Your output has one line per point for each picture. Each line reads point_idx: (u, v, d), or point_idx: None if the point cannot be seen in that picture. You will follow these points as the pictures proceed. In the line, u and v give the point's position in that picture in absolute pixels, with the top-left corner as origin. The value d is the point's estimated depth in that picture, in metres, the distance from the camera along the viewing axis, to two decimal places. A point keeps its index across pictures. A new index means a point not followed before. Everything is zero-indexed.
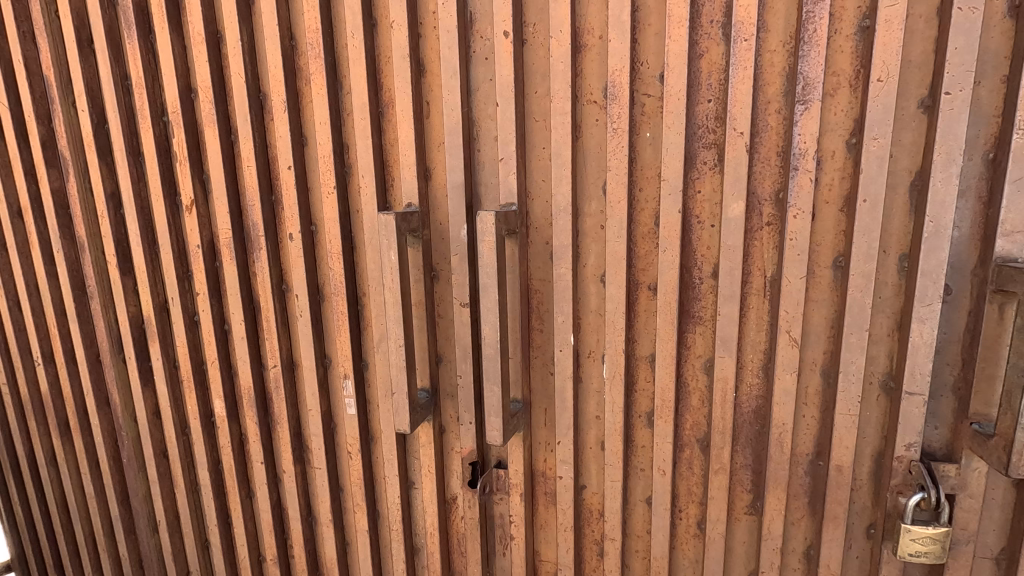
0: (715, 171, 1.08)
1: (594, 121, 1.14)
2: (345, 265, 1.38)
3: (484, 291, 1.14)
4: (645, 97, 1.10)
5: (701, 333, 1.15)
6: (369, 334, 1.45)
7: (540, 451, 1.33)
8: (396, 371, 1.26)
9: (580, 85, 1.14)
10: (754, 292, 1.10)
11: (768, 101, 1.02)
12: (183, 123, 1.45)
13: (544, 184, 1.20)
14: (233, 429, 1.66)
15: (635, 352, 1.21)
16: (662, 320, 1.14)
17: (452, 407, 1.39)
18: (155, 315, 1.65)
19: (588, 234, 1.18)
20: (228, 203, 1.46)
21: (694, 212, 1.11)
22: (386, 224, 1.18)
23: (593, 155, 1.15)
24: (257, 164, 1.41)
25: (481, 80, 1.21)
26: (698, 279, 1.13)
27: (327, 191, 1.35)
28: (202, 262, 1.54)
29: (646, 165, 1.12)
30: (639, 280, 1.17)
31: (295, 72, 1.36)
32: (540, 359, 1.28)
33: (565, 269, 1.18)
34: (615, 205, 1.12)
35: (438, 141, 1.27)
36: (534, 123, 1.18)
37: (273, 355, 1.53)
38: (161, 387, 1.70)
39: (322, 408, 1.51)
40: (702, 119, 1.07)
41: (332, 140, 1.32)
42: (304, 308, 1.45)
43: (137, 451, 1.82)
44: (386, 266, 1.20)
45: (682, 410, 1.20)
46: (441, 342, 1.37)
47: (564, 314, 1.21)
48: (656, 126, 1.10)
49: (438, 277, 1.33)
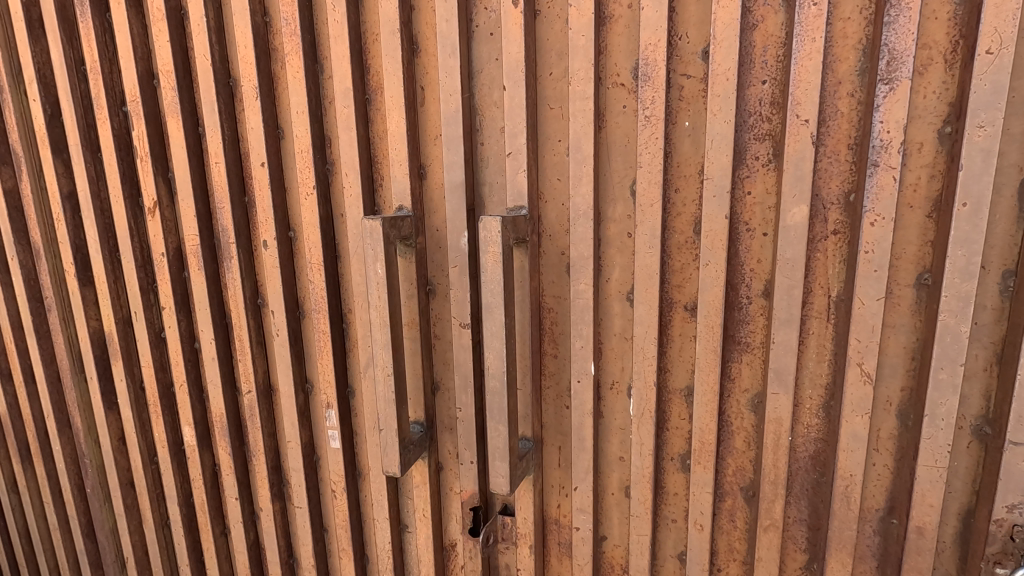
0: (770, 168, 0.89)
1: (621, 108, 0.95)
2: (328, 278, 1.20)
3: (487, 312, 0.95)
4: (683, 78, 0.91)
5: (748, 364, 0.96)
6: (355, 356, 1.26)
7: (553, 496, 1.14)
8: (385, 405, 1.07)
9: (604, 64, 0.94)
10: (815, 315, 0.91)
11: (838, 83, 0.83)
12: (143, 113, 1.27)
13: (559, 184, 1.01)
14: (206, 460, 1.47)
15: (668, 383, 1.02)
16: (701, 348, 0.96)
17: (451, 443, 1.20)
18: (118, 331, 1.47)
19: (612, 243, 0.99)
20: (196, 206, 1.28)
21: (742, 218, 0.91)
22: (372, 231, 1.00)
23: (619, 149, 0.96)
24: (227, 160, 1.22)
25: (486, 60, 1.02)
26: (746, 299, 0.94)
27: (306, 192, 1.16)
28: (167, 273, 1.35)
29: (683, 162, 0.93)
30: (673, 300, 0.98)
31: (268, 53, 1.17)
32: (554, 390, 1.09)
33: (584, 285, 0.99)
34: (647, 210, 0.93)
35: (433, 132, 1.08)
36: (548, 111, 0.99)
37: (247, 379, 1.35)
38: (126, 411, 1.52)
39: (303, 439, 1.32)
40: (755, 105, 0.87)
41: (311, 132, 1.13)
42: (281, 326, 1.26)
43: (102, 480, 1.64)
44: (372, 281, 1.02)
45: (723, 453, 1.01)
46: (438, 368, 1.17)
47: (583, 339, 1.02)
48: (697, 114, 0.91)
49: (434, 292, 1.14)
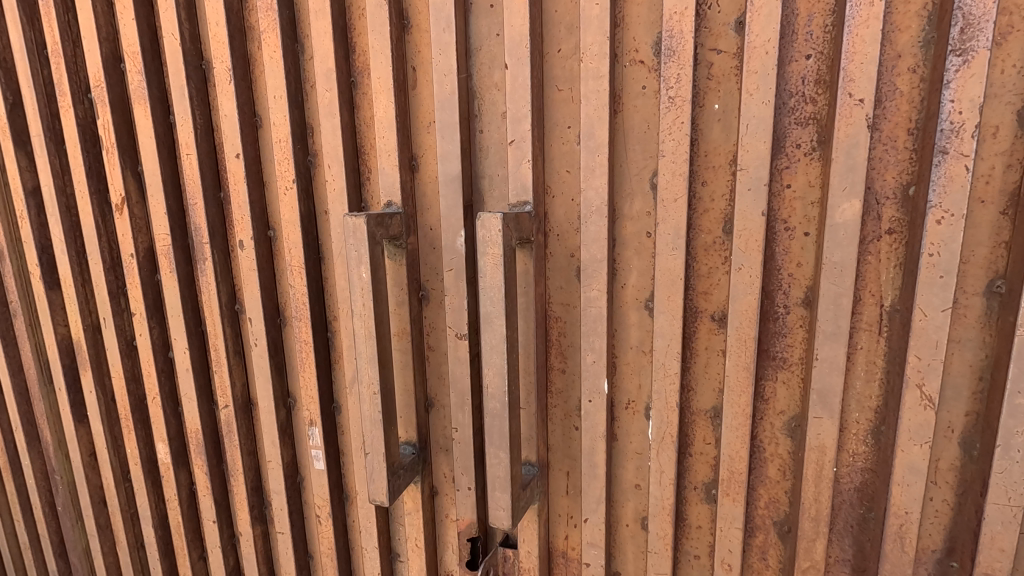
0: (814, 157, 0.77)
1: (640, 89, 0.83)
2: (310, 282, 1.08)
3: (486, 323, 0.83)
4: (713, 53, 0.78)
5: (785, 383, 0.84)
6: (340, 369, 1.14)
7: (560, 526, 1.02)
8: (371, 426, 0.96)
9: (621, 39, 0.82)
10: (864, 327, 0.79)
11: (897, 56, 0.72)
12: (107, 100, 1.15)
13: (569, 177, 0.88)
14: (181, 478, 1.35)
15: (691, 403, 0.90)
16: (731, 365, 0.83)
17: (447, 465, 1.08)
18: (86, 339, 1.35)
19: (628, 244, 0.87)
20: (166, 202, 1.16)
21: (780, 215, 0.79)
22: (356, 229, 0.88)
23: (637, 136, 0.84)
24: (199, 152, 1.11)
25: (485, 36, 0.90)
26: (783, 308, 0.82)
27: (285, 187, 1.05)
28: (137, 275, 1.24)
29: (712, 150, 0.80)
30: (698, 309, 0.86)
31: (244, 31, 1.05)
32: (562, 409, 0.97)
33: (597, 292, 0.87)
34: (670, 205, 0.81)
35: (427, 119, 0.96)
36: (556, 93, 0.87)
37: (223, 392, 1.23)
38: (96, 424, 1.40)
39: (285, 458, 1.20)
40: (797, 83, 0.75)
41: (290, 119, 1.02)
42: (259, 335, 1.14)
43: (74, 498, 1.53)
44: (356, 286, 0.90)
45: (754, 483, 0.89)
46: (432, 383, 1.05)
47: (596, 354, 0.90)
48: (729, 95, 0.78)
49: (427, 299, 1.02)
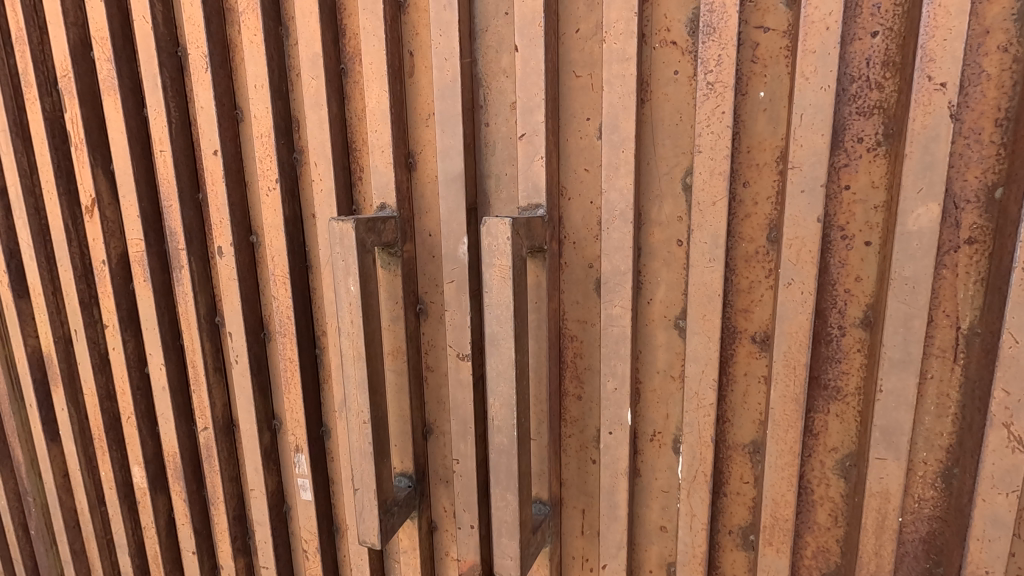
0: (879, 152, 0.65)
1: (671, 75, 0.71)
2: (295, 293, 0.97)
3: (492, 346, 0.71)
4: (761, 30, 0.67)
5: (838, 416, 0.73)
6: (329, 389, 1.02)
7: (574, 570, 0.90)
8: (361, 459, 0.84)
9: (650, 15, 0.71)
10: (937, 354, 0.67)
11: (985, 32, 0.60)
12: (75, 91, 1.04)
13: (587, 176, 0.77)
14: (159, 505, 1.24)
15: (727, 436, 0.78)
16: (776, 395, 0.71)
17: (447, 499, 0.96)
18: (59, 352, 1.25)
19: (655, 254, 0.76)
20: (139, 203, 1.05)
21: (837, 221, 0.68)
22: (343, 236, 0.77)
23: (667, 129, 0.72)
24: (173, 148, 1.00)
25: (492, 15, 0.78)
26: (837, 330, 0.70)
27: (267, 187, 0.94)
28: (108, 284, 1.13)
29: (756, 145, 0.69)
30: (736, 329, 0.75)
31: (222, 14, 0.95)
32: (577, 440, 0.86)
33: (620, 309, 0.76)
34: (707, 209, 0.70)
35: (425, 111, 0.84)
36: (573, 80, 0.75)
37: (202, 413, 1.12)
38: (68, 444, 1.29)
39: (269, 486, 1.09)
40: (861, 66, 0.64)
41: (273, 111, 0.91)
42: (241, 351, 1.03)
43: (48, 522, 1.42)
44: (343, 301, 0.79)
45: (800, 529, 0.77)
46: (431, 408, 0.94)
47: (618, 380, 0.78)
48: (777, 80, 0.67)
49: (425, 313, 0.90)
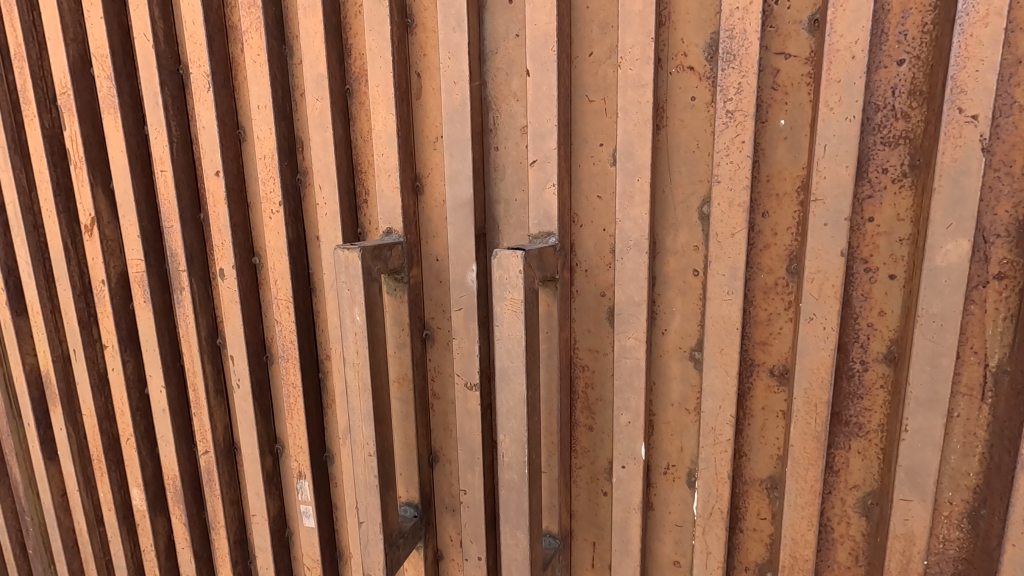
0: (904, 184, 0.63)
1: (688, 101, 0.69)
2: (299, 317, 0.94)
3: (503, 381, 0.69)
4: (782, 56, 0.65)
5: (859, 453, 0.70)
6: (333, 414, 1.00)
7: None
8: (366, 492, 0.82)
9: (666, 39, 0.68)
10: (963, 391, 0.65)
11: (1017, 62, 0.58)
12: (75, 108, 1.02)
13: (600, 203, 0.75)
14: (159, 527, 1.22)
15: (744, 470, 0.76)
16: (796, 433, 0.69)
17: (453, 528, 0.94)
18: (57, 371, 1.23)
19: (670, 283, 0.73)
20: (139, 223, 1.03)
21: (860, 253, 0.65)
22: (349, 265, 0.75)
23: (683, 156, 0.70)
24: (174, 168, 0.98)
25: (502, 36, 0.76)
26: (859, 365, 0.68)
27: (270, 210, 0.91)
28: (108, 303, 1.11)
29: (776, 175, 0.67)
30: (754, 362, 0.72)
31: (224, 31, 0.93)
32: (588, 471, 0.83)
33: (634, 340, 0.74)
34: (725, 241, 0.67)
35: (433, 133, 0.82)
36: (586, 105, 0.73)
37: (203, 436, 1.09)
38: (67, 464, 1.27)
39: (271, 512, 1.07)
40: (886, 95, 0.62)
41: (276, 132, 0.88)
42: (242, 375, 1.01)
43: (45, 541, 1.40)
44: (348, 331, 0.77)
45: (820, 568, 0.74)
46: (437, 435, 0.92)
47: (631, 414, 0.76)
48: (799, 108, 0.65)
49: (432, 339, 0.88)
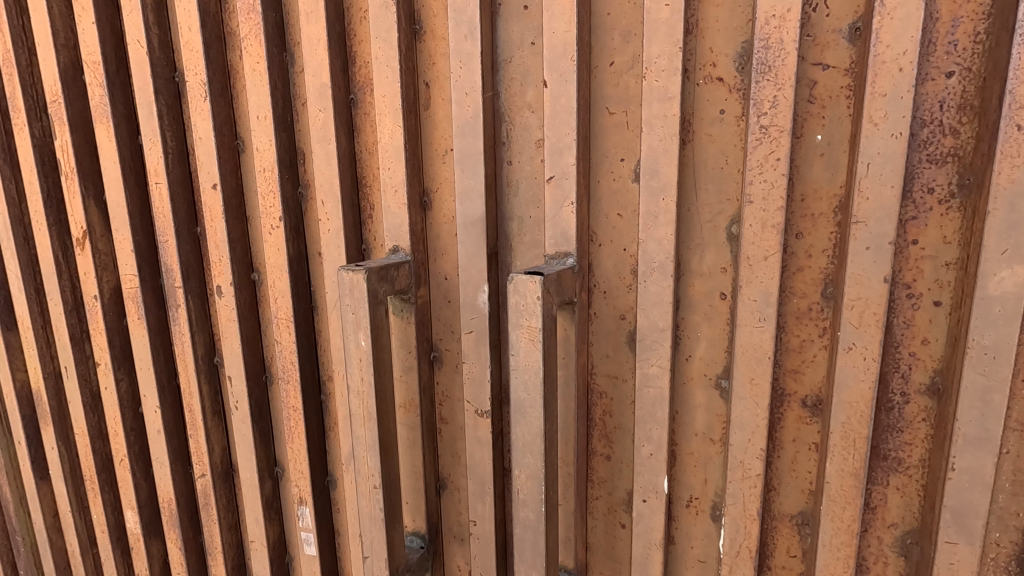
0: (952, 205, 0.59)
1: (717, 115, 0.64)
2: (300, 337, 0.90)
3: (519, 414, 0.65)
4: (820, 67, 0.60)
5: (899, 490, 0.66)
6: (335, 437, 0.95)
7: None
8: (372, 525, 0.78)
9: (693, 49, 0.64)
10: (1014, 428, 0.60)
11: None
12: (66, 118, 0.98)
13: (620, 221, 0.70)
14: (154, 550, 1.18)
15: (773, 506, 0.71)
16: (833, 469, 0.65)
17: (462, 558, 0.88)
18: (49, 388, 1.18)
19: (695, 307, 0.69)
20: (133, 237, 0.98)
21: (902, 278, 0.61)
22: (355, 288, 0.71)
23: (710, 173, 0.66)
24: (169, 180, 0.93)
25: (517, 45, 0.72)
26: (899, 397, 0.64)
27: (270, 225, 0.87)
28: (100, 320, 1.06)
29: (812, 193, 0.62)
30: (785, 392, 0.68)
31: (222, 37, 0.88)
32: (604, 502, 0.79)
33: (657, 368, 0.69)
34: (758, 264, 0.63)
35: (442, 146, 0.77)
36: (607, 117, 0.69)
37: (199, 459, 1.05)
38: (58, 484, 1.22)
39: (271, 538, 1.02)
40: (933, 109, 0.57)
41: (277, 143, 0.84)
42: (241, 396, 0.96)
43: (37, 563, 1.35)
44: (353, 357, 0.73)
45: None
46: (445, 461, 0.86)
47: (654, 446, 0.72)
48: (837, 123, 0.60)
49: (439, 361, 0.83)
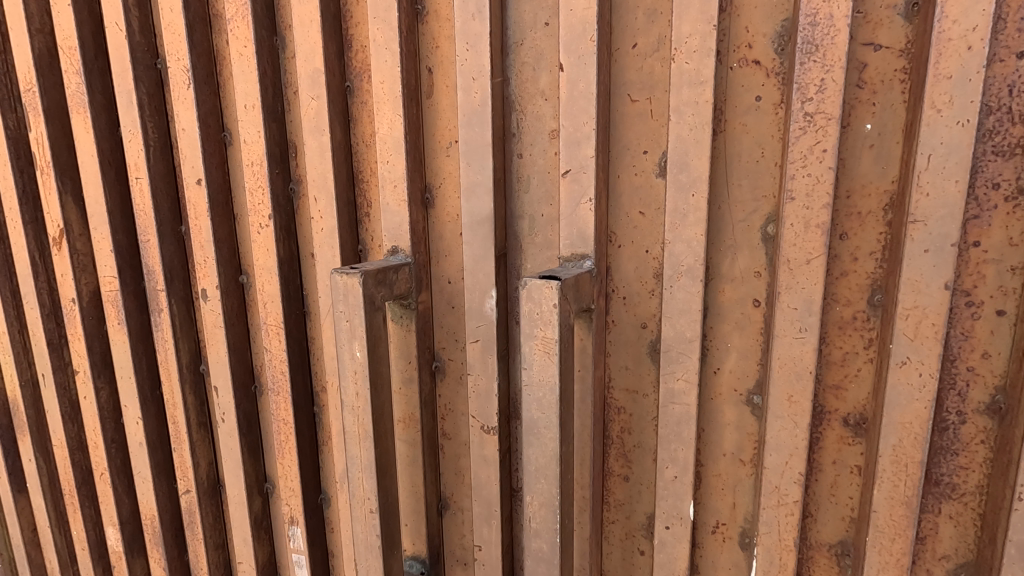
0: (1020, 203, 0.52)
1: (753, 102, 0.58)
2: (291, 344, 0.83)
3: (532, 434, 0.58)
4: (871, 47, 0.54)
5: (951, 519, 0.59)
6: (329, 452, 0.89)
7: None
8: (367, 551, 0.71)
9: (727, 28, 0.58)
10: None
11: None
12: (41, 108, 0.91)
13: (643, 221, 0.64)
14: (138, 569, 1.11)
15: (810, 534, 0.64)
16: (881, 496, 0.58)
17: None
18: (26, 397, 1.11)
19: (726, 315, 0.62)
20: (113, 237, 0.92)
21: (961, 284, 0.55)
22: (350, 293, 0.64)
23: (744, 167, 0.59)
24: (150, 175, 0.86)
25: (529, 26, 0.65)
26: (955, 417, 0.57)
27: (259, 224, 0.80)
28: (78, 325, 0.99)
29: (859, 190, 0.56)
30: (825, 410, 0.61)
31: (207, 20, 0.82)
32: (621, 527, 0.72)
33: (683, 383, 0.63)
34: (798, 268, 0.56)
35: (445, 138, 0.71)
36: (628, 105, 0.62)
37: (184, 474, 0.98)
38: (36, 498, 1.15)
39: (260, 559, 0.96)
40: (1001, 94, 0.51)
41: (265, 135, 0.77)
42: (228, 409, 0.90)
43: None
44: (348, 369, 0.66)
45: None
46: (446, 480, 0.80)
47: (679, 468, 0.65)
48: (889, 110, 0.54)
49: (442, 372, 0.76)
